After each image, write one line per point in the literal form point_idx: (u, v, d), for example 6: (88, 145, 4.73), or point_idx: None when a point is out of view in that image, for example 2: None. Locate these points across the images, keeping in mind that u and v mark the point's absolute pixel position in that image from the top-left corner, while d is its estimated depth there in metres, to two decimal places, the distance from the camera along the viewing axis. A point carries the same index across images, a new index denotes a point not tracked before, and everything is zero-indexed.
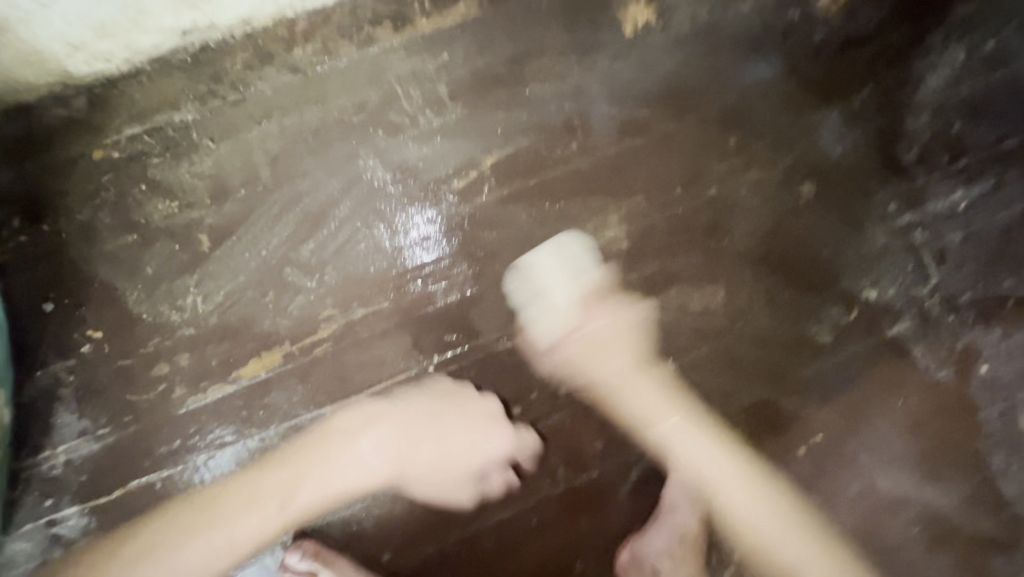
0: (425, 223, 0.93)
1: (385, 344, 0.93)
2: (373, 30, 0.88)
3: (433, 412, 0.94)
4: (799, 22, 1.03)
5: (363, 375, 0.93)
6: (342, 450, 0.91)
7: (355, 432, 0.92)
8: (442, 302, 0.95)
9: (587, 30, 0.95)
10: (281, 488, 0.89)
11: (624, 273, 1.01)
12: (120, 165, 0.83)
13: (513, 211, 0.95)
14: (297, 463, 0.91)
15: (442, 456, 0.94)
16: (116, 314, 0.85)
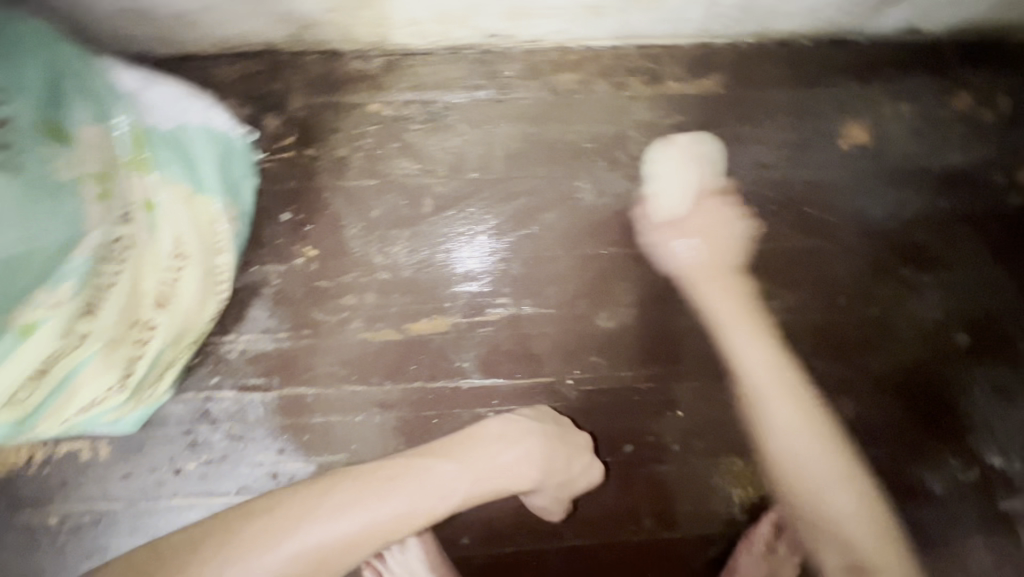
0: (474, 251, 0.98)
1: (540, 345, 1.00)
2: (629, 79, 0.98)
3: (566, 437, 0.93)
4: (1004, 184, 1.07)
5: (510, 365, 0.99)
6: (492, 454, 0.87)
7: (508, 442, 0.89)
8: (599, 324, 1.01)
9: (808, 134, 1.04)
10: (445, 478, 0.84)
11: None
12: (386, 121, 0.95)
13: (689, 265, 1.02)
14: (452, 454, 0.86)
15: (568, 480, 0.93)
16: (333, 240, 0.96)
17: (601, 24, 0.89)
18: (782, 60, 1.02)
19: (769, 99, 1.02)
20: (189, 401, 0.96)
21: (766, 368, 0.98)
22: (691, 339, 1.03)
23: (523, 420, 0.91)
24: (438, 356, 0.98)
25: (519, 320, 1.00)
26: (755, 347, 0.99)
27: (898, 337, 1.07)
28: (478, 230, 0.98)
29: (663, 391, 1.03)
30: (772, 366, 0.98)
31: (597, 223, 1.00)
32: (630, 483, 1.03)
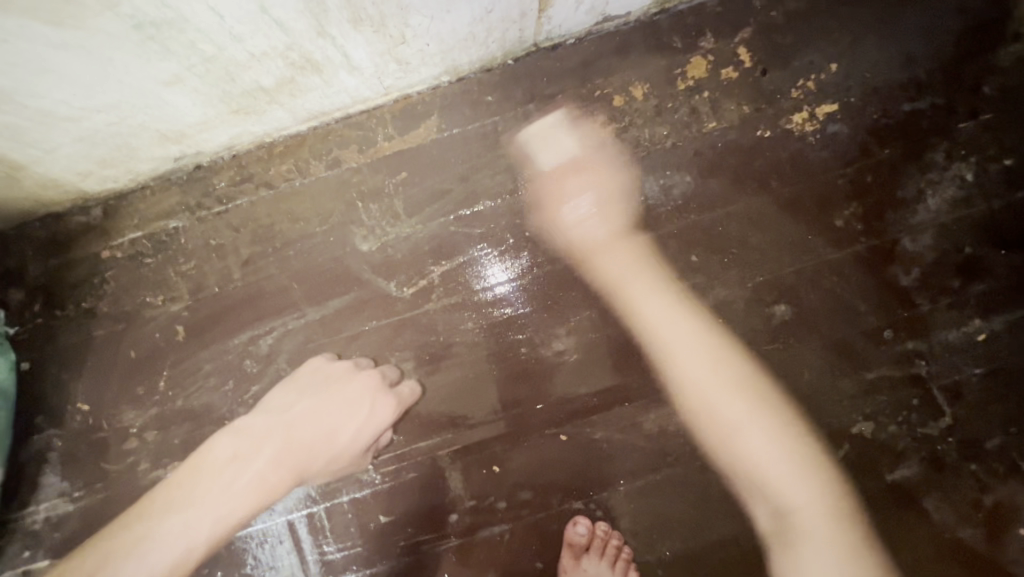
0: (505, 275, 0.97)
1: (355, 409, 0.92)
2: (341, 152, 0.96)
3: (314, 398, 0.93)
4: (773, 137, 0.98)
5: (316, 433, 0.92)
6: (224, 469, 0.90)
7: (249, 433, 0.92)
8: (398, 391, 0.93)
9: (546, 148, 0.97)
10: (196, 492, 0.89)
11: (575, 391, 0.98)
12: (121, 263, 0.97)
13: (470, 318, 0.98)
14: (132, 547, 0.86)
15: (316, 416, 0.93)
16: (104, 390, 0.97)
17: (273, 117, 0.87)
18: (493, 83, 0.97)
19: (494, 126, 0.97)
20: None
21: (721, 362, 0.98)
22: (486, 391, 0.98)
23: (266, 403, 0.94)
24: (255, 424, 0.92)
25: (314, 387, 0.93)
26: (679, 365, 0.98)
27: (712, 330, 0.98)
28: (503, 251, 0.97)
29: (474, 451, 0.98)
30: (705, 377, 0.98)
31: (351, 304, 0.97)
32: (467, 552, 0.99)
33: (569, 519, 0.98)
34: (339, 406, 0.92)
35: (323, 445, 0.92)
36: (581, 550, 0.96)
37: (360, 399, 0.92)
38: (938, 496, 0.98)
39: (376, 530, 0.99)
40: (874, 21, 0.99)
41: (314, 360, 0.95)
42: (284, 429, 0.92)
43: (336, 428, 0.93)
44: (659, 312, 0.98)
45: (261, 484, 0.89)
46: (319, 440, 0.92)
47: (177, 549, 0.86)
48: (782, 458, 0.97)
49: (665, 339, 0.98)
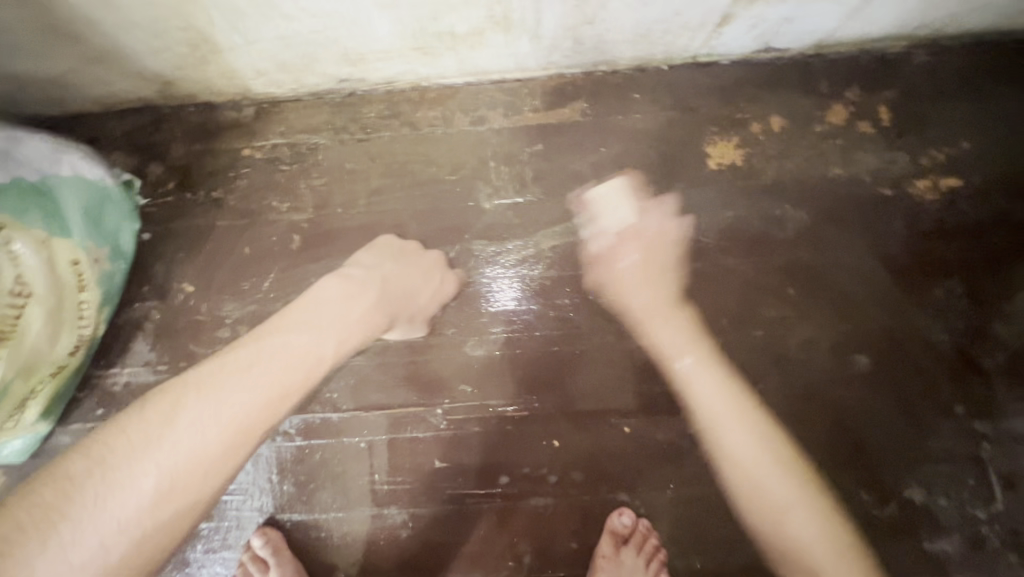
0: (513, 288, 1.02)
1: (422, 282, 0.98)
2: (488, 112, 1.01)
3: (400, 254, 0.99)
4: (892, 197, 1.02)
5: (399, 292, 0.97)
6: (291, 322, 0.92)
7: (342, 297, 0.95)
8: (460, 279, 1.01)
9: (677, 155, 1.02)
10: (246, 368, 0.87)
11: (648, 388, 1.01)
12: (259, 164, 1.03)
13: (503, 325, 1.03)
14: (172, 416, 0.80)
15: (390, 282, 0.97)
16: (211, 276, 1.02)
17: (442, 64, 0.93)
18: (644, 83, 1.02)
19: (634, 122, 1.01)
20: (66, 436, 0.98)
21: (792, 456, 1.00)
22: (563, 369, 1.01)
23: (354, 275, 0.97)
24: (334, 287, 0.96)
25: (402, 255, 0.99)
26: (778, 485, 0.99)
27: (792, 363, 1.01)
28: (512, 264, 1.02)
29: (539, 421, 1.01)
30: (749, 455, 0.99)
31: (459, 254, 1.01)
32: (509, 516, 1.01)
33: (614, 509, 1.01)
34: (421, 279, 0.99)
35: (411, 302, 0.98)
36: (621, 540, 0.98)
37: (431, 272, 0.99)
38: None
39: (427, 473, 1.01)
40: (1011, 114, 1.04)
41: (388, 237, 1.00)
42: (358, 284, 0.96)
43: (414, 292, 0.98)
44: (699, 390, 1.00)
45: (364, 323, 0.95)
46: (402, 300, 0.98)
47: (228, 422, 0.81)
48: (750, 442, 1.00)
49: (720, 401, 1.00)
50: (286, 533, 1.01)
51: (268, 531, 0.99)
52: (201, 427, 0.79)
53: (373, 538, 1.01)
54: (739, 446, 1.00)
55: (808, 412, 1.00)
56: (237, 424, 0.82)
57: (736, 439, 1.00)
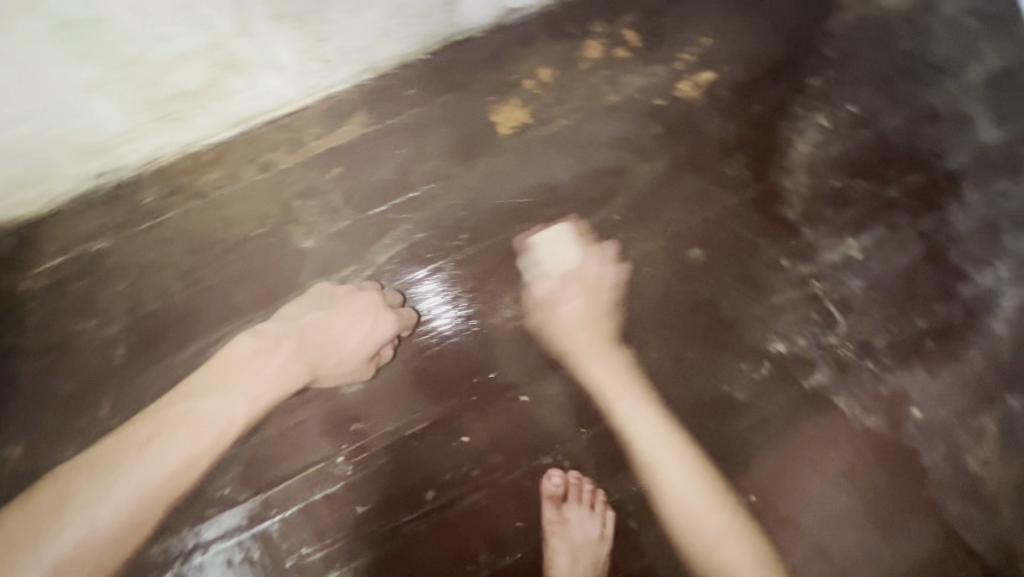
0: (440, 296, 1.03)
1: (349, 326, 0.95)
2: (272, 155, 0.99)
3: (330, 300, 0.96)
4: (665, 104, 1.12)
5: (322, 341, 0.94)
6: (231, 373, 0.91)
7: (266, 339, 0.93)
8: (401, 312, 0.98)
9: (470, 132, 1.05)
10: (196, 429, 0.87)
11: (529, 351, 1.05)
12: (44, 292, 0.93)
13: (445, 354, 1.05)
14: (133, 460, 0.85)
15: (322, 322, 0.94)
16: (35, 429, 0.91)
17: (198, 125, 0.88)
18: (412, 77, 1.04)
19: (418, 116, 1.03)
20: None
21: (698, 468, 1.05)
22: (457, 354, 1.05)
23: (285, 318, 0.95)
24: (277, 347, 0.92)
25: (336, 299, 0.96)
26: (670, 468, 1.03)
27: (641, 280, 1.10)
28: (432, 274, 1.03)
29: (441, 425, 1.02)
30: (673, 473, 1.03)
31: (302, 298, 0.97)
32: (450, 524, 1.01)
33: (544, 474, 1.04)
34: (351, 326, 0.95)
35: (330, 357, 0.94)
36: (559, 500, 1.02)
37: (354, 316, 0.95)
38: (846, 393, 1.15)
39: (355, 522, 0.99)
40: (727, 7, 1.19)
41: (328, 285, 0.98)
42: (297, 338, 0.93)
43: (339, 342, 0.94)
44: (632, 414, 1.04)
45: (283, 373, 0.91)
46: (328, 344, 0.94)
47: (176, 460, 0.86)
48: (688, 476, 1.03)
49: (643, 428, 1.04)
50: None
51: None
52: (156, 466, 0.85)
53: None
54: (675, 480, 1.02)
55: (669, 316, 1.10)
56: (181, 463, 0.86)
57: (675, 483, 1.02)
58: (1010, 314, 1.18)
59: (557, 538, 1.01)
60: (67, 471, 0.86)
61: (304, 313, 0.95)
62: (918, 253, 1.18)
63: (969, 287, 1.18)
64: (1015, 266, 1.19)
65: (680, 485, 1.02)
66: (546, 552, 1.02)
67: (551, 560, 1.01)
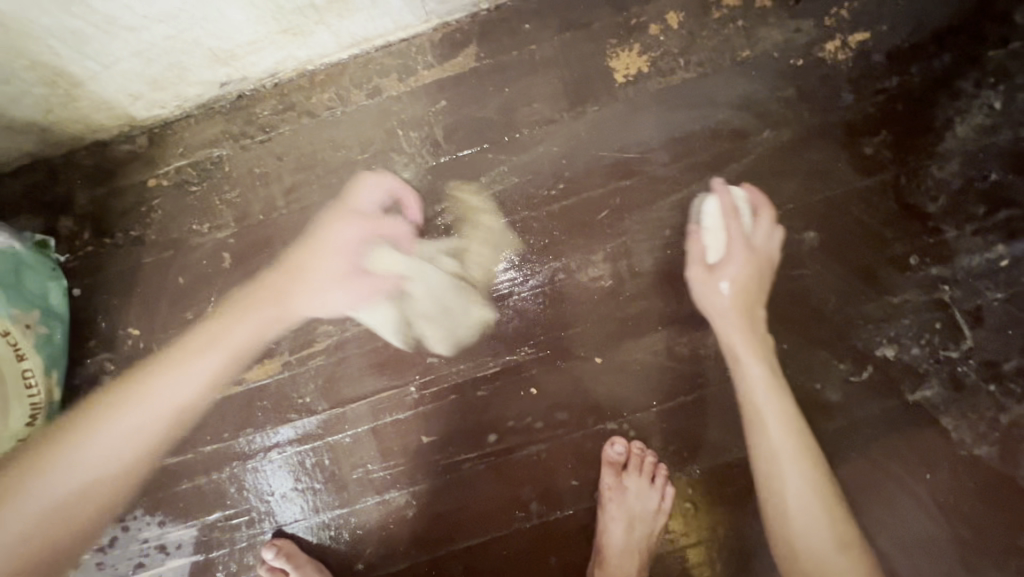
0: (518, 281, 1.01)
1: (338, 289, 0.98)
2: (382, 81, 0.98)
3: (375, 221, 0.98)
4: (803, 66, 1.00)
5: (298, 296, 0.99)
6: (270, 300, 0.99)
7: (331, 250, 0.98)
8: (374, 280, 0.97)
9: (582, 76, 0.99)
10: (193, 374, 0.96)
11: (608, 314, 1.02)
12: (167, 192, 1.00)
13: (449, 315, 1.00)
14: (144, 396, 0.93)
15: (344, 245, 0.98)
16: (153, 315, 1.00)
17: (317, 41, 0.90)
18: (531, 11, 0.98)
19: (530, 54, 0.98)
20: None
21: (801, 441, 0.92)
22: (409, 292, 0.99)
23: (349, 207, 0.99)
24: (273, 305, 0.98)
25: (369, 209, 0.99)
26: (789, 487, 0.90)
27: None
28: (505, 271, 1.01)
29: (511, 374, 1.02)
30: (778, 433, 0.92)
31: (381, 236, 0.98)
32: (509, 470, 1.03)
33: (607, 440, 1.02)
34: (351, 290, 0.99)
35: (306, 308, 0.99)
36: (620, 468, 1.01)
37: (350, 282, 0.98)
38: (956, 417, 1.03)
39: (420, 451, 1.03)
40: None
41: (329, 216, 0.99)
42: (278, 283, 0.99)
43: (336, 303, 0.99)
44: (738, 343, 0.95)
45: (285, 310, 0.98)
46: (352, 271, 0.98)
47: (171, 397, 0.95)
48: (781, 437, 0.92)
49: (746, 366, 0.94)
50: (296, 541, 1.03)
51: (278, 542, 1.01)
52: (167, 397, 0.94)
53: (386, 525, 1.03)
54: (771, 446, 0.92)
55: (766, 302, 1.02)
56: (162, 412, 0.94)
57: (773, 438, 0.92)
58: None
59: (612, 504, 1.00)
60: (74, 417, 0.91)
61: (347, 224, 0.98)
62: None
63: None
64: None
65: (801, 507, 0.89)
66: (598, 515, 1.02)
67: (602, 524, 1.01)
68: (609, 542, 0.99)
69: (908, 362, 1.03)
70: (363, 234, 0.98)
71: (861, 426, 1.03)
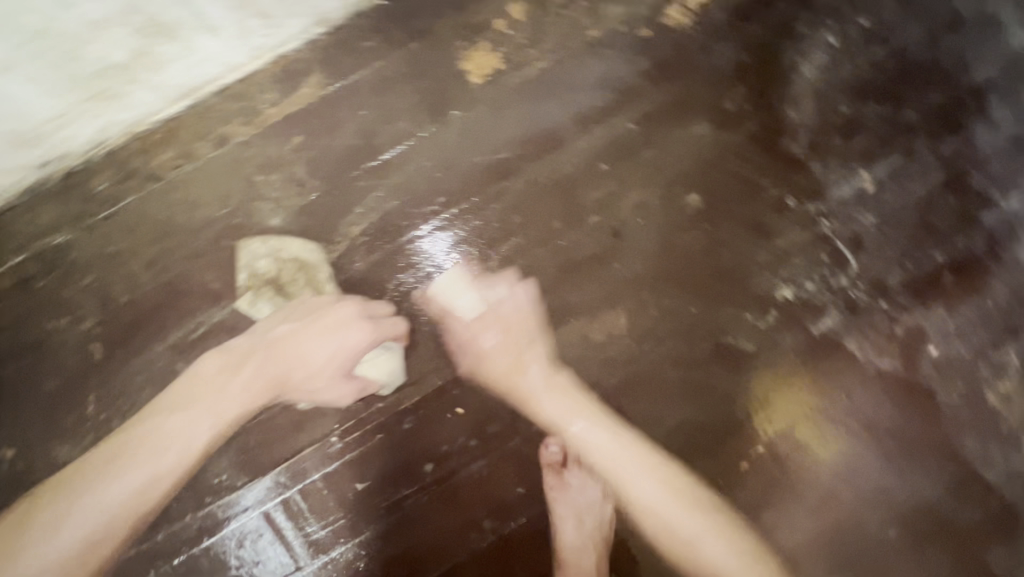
0: (444, 251, 0.99)
1: (339, 332, 0.95)
2: (226, 127, 0.92)
3: (310, 315, 0.95)
4: (652, 36, 1.01)
5: (290, 359, 0.94)
6: (223, 387, 0.92)
7: (290, 338, 0.95)
8: (376, 326, 0.96)
9: (436, 84, 0.96)
10: (180, 453, 0.90)
11: (522, 315, 1.01)
12: (9, 292, 0.90)
13: (398, 373, 0.98)
14: (116, 471, 0.89)
15: (310, 347, 0.95)
16: (27, 429, 0.90)
17: (135, 99, 0.87)
18: (368, 26, 0.94)
19: (377, 70, 0.94)
20: None
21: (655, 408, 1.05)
22: (397, 347, 0.97)
23: (305, 301, 0.95)
24: (256, 390, 0.93)
25: (311, 312, 0.95)
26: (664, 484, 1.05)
27: (635, 234, 1.02)
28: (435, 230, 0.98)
29: (432, 399, 0.99)
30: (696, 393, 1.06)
31: (321, 284, 0.95)
32: (453, 493, 1.01)
33: (540, 443, 1.03)
34: (341, 331, 0.96)
35: (299, 368, 0.95)
36: (557, 466, 1.03)
37: (350, 321, 0.96)
38: (859, 338, 1.10)
39: (356, 500, 0.98)
40: None
41: (295, 298, 0.95)
42: (264, 351, 0.94)
43: (329, 350, 0.95)
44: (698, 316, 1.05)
45: (251, 394, 0.93)
46: (297, 363, 0.94)
47: (152, 474, 0.89)
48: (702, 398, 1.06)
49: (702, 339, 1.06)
50: None
51: None
52: (138, 476, 0.89)
53: None
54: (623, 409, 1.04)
55: (680, 269, 1.04)
56: (145, 492, 0.89)
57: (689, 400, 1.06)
58: None
59: (560, 504, 1.02)
60: (59, 476, 0.89)
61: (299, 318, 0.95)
62: (938, 181, 1.10)
63: (994, 214, 1.12)
64: None
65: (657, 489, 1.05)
66: (549, 516, 1.02)
67: (555, 523, 1.02)
68: (563, 540, 1.01)
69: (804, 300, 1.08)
70: (353, 328, 0.96)
71: (780, 368, 1.08)
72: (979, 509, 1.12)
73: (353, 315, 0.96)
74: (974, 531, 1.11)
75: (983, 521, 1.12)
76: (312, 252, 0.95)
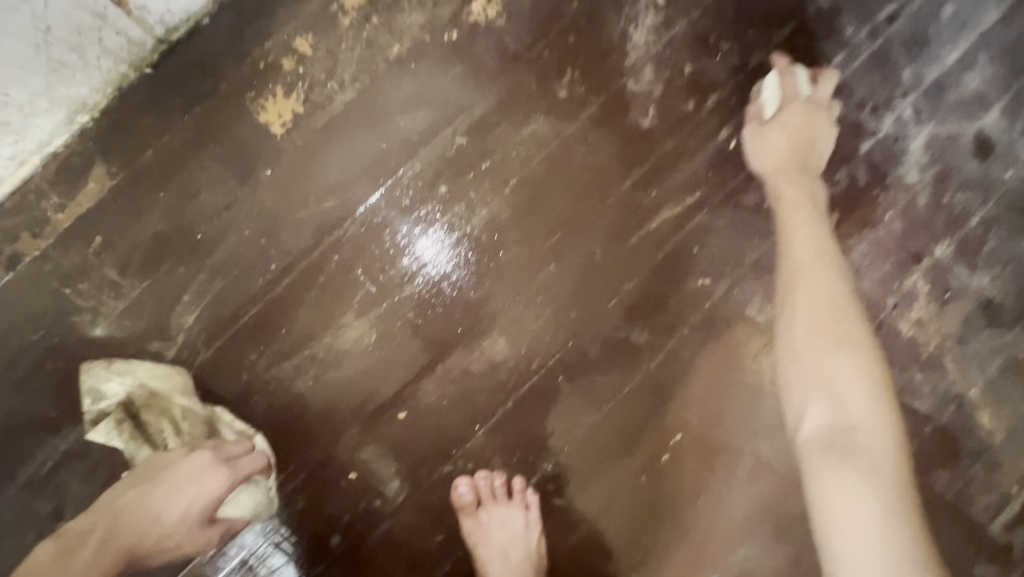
0: (428, 247, 0.94)
1: (188, 487, 0.81)
2: (16, 245, 0.85)
3: (159, 469, 0.83)
4: (462, 38, 0.93)
5: (128, 529, 0.79)
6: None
7: (131, 504, 0.80)
8: (235, 467, 0.84)
9: (237, 145, 0.88)
10: None
11: (435, 337, 0.95)
12: None
13: (273, 508, 0.93)
14: None
15: (155, 510, 0.80)
16: None
17: None
18: (145, 101, 0.86)
19: (167, 145, 0.87)
20: None
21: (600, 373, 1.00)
22: (263, 477, 0.92)
23: (161, 456, 0.85)
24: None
25: (160, 467, 0.83)
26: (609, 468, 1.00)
27: (493, 251, 0.96)
28: (417, 231, 0.93)
29: (322, 471, 0.94)
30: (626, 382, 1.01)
31: (179, 416, 0.89)
32: (369, 559, 0.95)
33: (450, 486, 0.97)
34: (192, 484, 0.81)
35: (137, 541, 0.79)
36: (470, 507, 0.96)
37: (201, 470, 0.82)
38: (757, 300, 1.04)
39: None
40: None
41: (138, 448, 0.87)
42: (84, 536, 0.78)
43: (176, 511, 0.81)
44: (603, 307, 1.00)
45: None
46: (138, 531, 0.79)
47: None
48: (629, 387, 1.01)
49: (611, 331, 1.00)
50: None
51: None
52: None
53: None
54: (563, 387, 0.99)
55: (557, 271, 0.98)
56: None
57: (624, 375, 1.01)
58: (920, 155, 1.07)
59: (485, 545, 0.97)
60: None
61: (151, 473, 0.83)
62: None
63: (870, 140, 1.06)
64: (916, 99, 1.07)
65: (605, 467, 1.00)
66: (475, 558, 0.97)
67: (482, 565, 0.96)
68: None
69: (701, 260, 1.02)
70: (209, 474, 0.82)
71: (683, 347, 1.02)
72: (917, 442, 1.06)
73: (210, 458, 0.84)
74: (918, 470, 1.06)
75: (927, 455, 1.06)
76: (165, 375, 0.88)
